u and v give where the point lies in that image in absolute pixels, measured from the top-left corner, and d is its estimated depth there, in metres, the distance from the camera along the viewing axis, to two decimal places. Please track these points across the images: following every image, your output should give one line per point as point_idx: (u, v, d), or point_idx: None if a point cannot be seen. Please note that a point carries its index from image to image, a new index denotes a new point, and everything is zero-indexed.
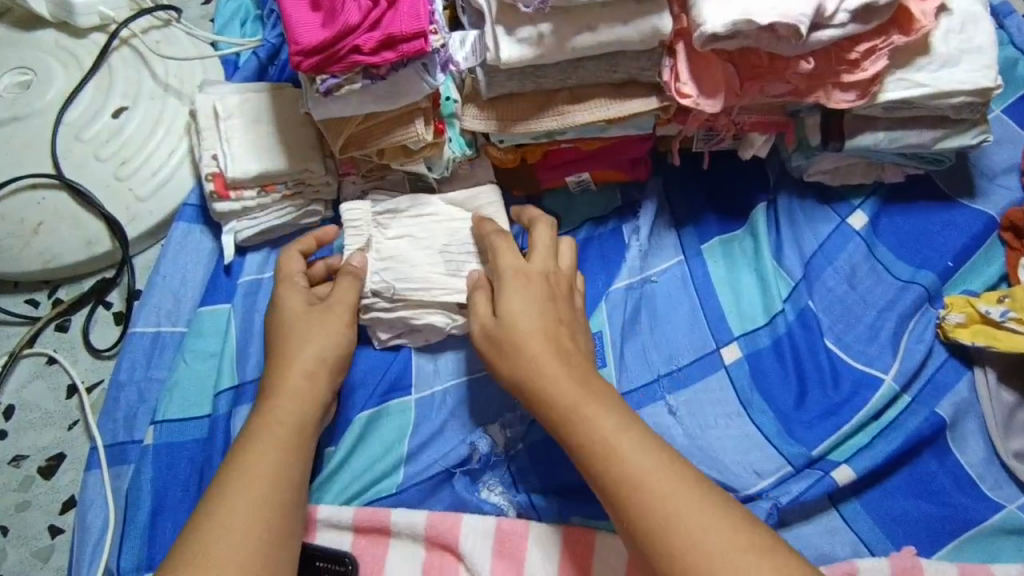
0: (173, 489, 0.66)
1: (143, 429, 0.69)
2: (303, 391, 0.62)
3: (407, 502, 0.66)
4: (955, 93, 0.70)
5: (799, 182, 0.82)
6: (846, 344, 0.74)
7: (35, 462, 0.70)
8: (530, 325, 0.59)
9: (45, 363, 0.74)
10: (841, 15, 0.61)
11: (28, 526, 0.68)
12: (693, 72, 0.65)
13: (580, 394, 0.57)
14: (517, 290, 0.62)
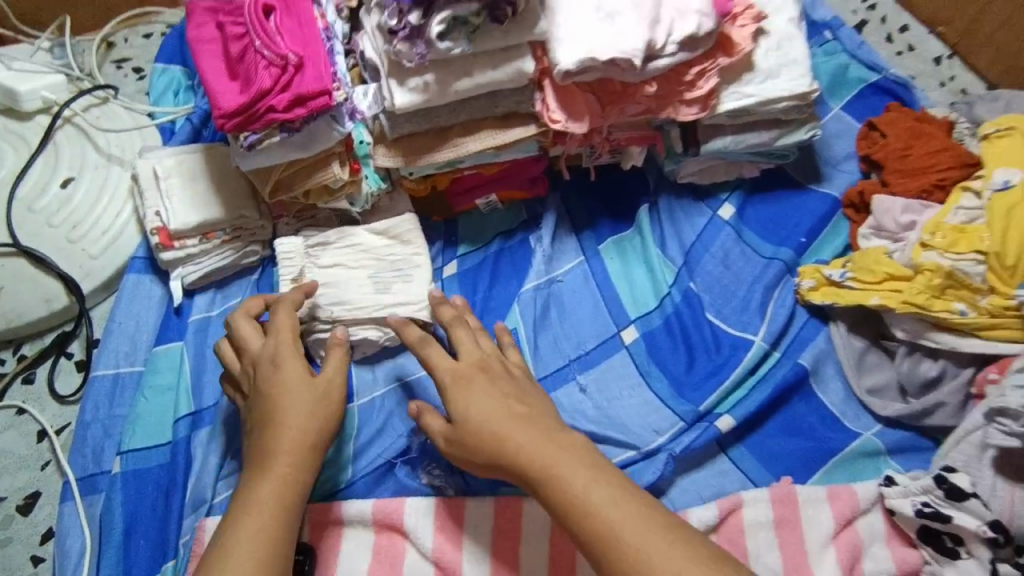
0: (143, 510, 0.74)
1: (110, 460, 0.77)
2: (302, 431, 0.67)
3: (357, 494, 0.75)
4: (778, 99, 0.84)
5: (675, 184, 0.96)
6: (725, 315, 0.88)
7: (13, 501, 0.77)
8: (483, 415, 0.66)
9: (16, 414, 0.80)
10: (670, 46, 0.75)
11: (11, 559, 0.74)
12: (560, 101, 0.77)
13: (552, 450, 0.63)
14: (461, 384, 0.69)
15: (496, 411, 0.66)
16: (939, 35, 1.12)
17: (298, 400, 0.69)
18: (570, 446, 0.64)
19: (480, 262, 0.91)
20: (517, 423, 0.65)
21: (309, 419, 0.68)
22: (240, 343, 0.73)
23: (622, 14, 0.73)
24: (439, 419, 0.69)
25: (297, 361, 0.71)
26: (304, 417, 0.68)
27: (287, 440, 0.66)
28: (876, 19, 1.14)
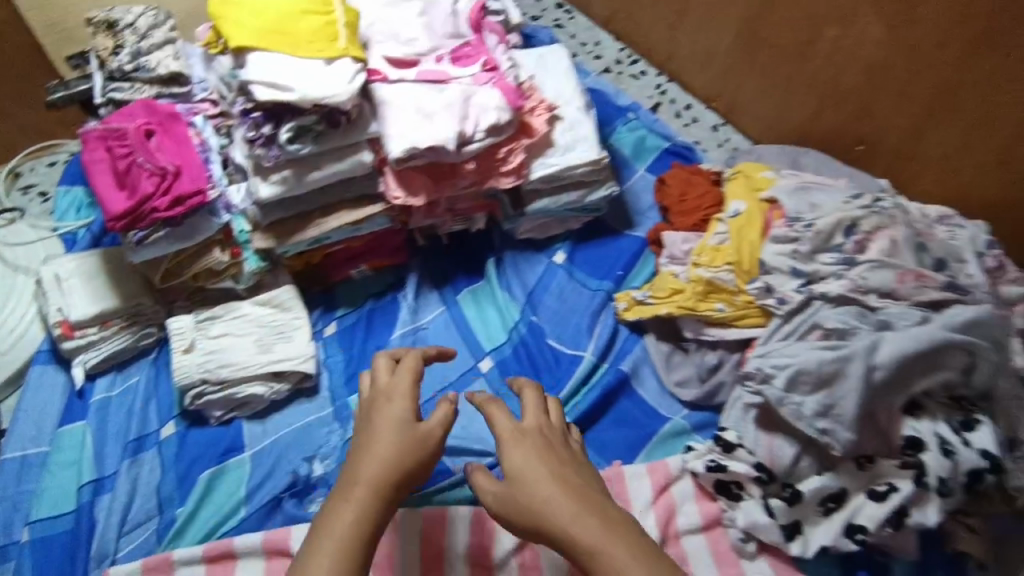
0: (50, 570, 0.83)
1: (18, 531, 0.86)
2: (382, 463, 0.66)
3: (250, 528, 0.86)
4: (576, 166, 1.08)
5: (517, 241, 1.17)
6: (563, 339, 1.07)
7: None
8: (524, 467, 0.65)
9: None
10: (479, 134, 0.97)
11: None
12: (399, 181, 0.97)
13: (574, 508, 0.62)
14: (520, 445, 0.67)
15: (547, 478, 0.64)
16: (714, 108, 1.42)
17: (391, 441, 0.67)
18: (609, 522, 0.61)
19: (356, 321, 1.07)
20: (565, 495, 0.63)
21: (400, 459, 0.66)
22: (371, 374, 0.76)
23: (436, 113, 0.95)
24: (493, 482, 0.67)
25: (410, 400, 0.71)
26: (397, 453, 0.67)
27: (367, 473, 0.65)
28: (668, 100, 1.45)
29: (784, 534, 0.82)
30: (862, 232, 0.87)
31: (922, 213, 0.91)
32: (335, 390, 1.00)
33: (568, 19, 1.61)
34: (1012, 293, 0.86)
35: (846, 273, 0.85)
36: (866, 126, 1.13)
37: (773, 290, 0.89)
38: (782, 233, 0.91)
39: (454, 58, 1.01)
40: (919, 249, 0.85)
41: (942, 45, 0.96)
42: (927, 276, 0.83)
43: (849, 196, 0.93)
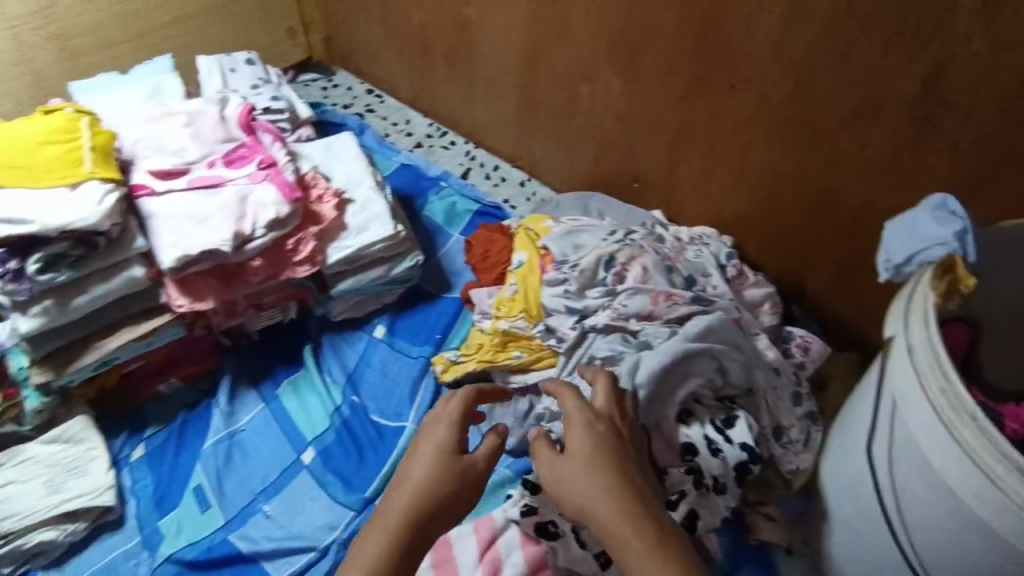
0: None
1: None
2: (441, 487, 0.68)
3: None
4: (372, 243, 1.11)
5: (335, 323, 1.18)
6: (386, 413, 1.07)
7: None
8: (606, 466, 0.66)
9: None
10: (259, 231, 0.98)
11: None
12: (180, 290, 0.97)
13: (609, 514, 0.63)
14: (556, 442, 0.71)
15: (579, 489, 0.65)
16: (519, 166, 1.52)
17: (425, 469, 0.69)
18: (643, 544, 0.60)
19: (166, 439, 1.03)
20: (615, 495, 0.63)
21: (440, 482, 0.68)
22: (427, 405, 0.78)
23: (210, 217, 0.96)
24: (553, 454, 0.69)
25: (452, 436, 0.72)
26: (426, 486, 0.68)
27: (417, 497, 0.67)
28: (477, 164, 1.54)
29: (598, 564, 0.87)
30: (619, 264, 0.97)
31: (673, 238, 1.03)
32: (144, 516, 0.96)
33: (380, 103, 1.69)
34: (753, 295, 0.99)
35: (610, 304, 0.94)
36: (635, 166, 1.25)
37: (553, 330, 0.95)
38: (554, 276, 0.98)
39: (228, 162, 1.03)
40: (668, 271, 0.96)
41: (665, 92, 1.09)
42: (675, 294, 0.93)
43: (608, 234, 1.04)
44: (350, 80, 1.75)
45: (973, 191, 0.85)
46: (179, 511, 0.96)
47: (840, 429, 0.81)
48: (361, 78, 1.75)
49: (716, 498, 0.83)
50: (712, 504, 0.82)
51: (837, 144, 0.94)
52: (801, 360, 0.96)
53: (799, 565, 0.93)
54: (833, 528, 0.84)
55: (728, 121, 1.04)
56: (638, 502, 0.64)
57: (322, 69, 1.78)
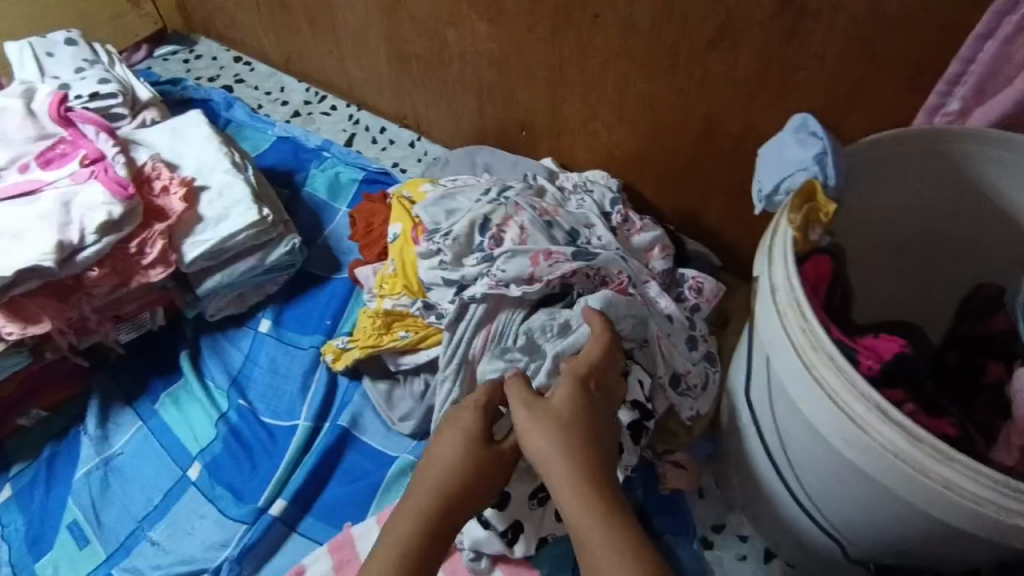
0: None
1: None
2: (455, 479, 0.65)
3: None
4: (234, 233, 1.00)
5: (213, 323, 1.09)
6: (278, 413, 1.00)
7: None
8: (579, 442, 0.64)
9: None
10: (89, 237, 0.89)
11: None
12: (8, 316, 0.87)
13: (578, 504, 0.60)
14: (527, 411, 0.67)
15: (554, 468, 0.62)
16: (407, 125, 1.41)
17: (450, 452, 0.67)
18: (608, 528, 0.58)
19: (33, 475, 0.94)
20: (574, 484, 0.61)
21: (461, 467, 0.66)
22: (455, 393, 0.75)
23: (26, 229, 0.88)
24: (527, 413, 0.67)
25: (478, 419, 0.69)
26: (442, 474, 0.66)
27: (432, 485, 0.65)
28: (361, 128, 1.42)
29: (505, 542, 0.83)
30: (494, 226, 0.91)
31: (555, 193, 1.01)
32: (16, 562, 0.88)
33: (249, 72, 1.54)
34: (642, 240, 0.96)
35: (489, 270, 0.86)
36: (517, 114, 1.16)
37: (432, 306, 0.90)
38: (427, 249, 0.91)
39: (44, 162, 0.93)
40: (548, 227, 0.91)
41: (532, 27, 1.00)
42: (556, 251, 0.86)
43: (483, 193, 0.98)
44: (214, 49, 1.58)
45: (846, 103, 0.80)
46: (55, 550, 0.89)
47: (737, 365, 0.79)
48: (226, 45, 1.58)
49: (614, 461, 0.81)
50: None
51: (709, 68, 0.87)
52: (695, 303, 0.93)
53: (711, 506, 0.91)
54: (743, 462, 0.84)
55: (599, 54, 0.96)
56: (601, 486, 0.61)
57: (181, 40, 1.61)
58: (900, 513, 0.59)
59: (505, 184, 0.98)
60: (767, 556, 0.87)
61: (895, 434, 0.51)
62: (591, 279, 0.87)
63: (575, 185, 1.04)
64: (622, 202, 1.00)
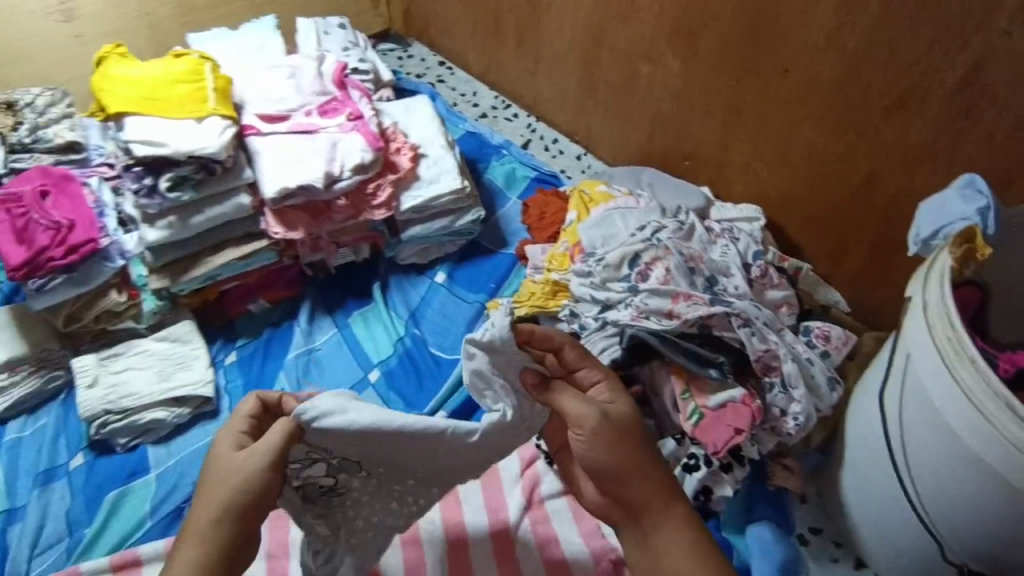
0: None
1: None
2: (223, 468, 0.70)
3: (153, 538, 0.96)
4: (442, 196, 1.23)
5: (402, 267, 1.32)
6: (442, 346, 1.21)
7: None
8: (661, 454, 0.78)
9: None
10: (346, 173, 1.13)
11: None
12: (278, 221, 1.12)
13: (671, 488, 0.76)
14: (594, 444, 0.74)
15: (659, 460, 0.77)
16: (576, 141, 1.61)
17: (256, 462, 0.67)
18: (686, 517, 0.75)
19: (253, 350, 1.19)
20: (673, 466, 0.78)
21: (258, 483, 0.67)
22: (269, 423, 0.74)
23: (305, 158, 1.11)
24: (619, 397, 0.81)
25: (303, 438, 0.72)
26: (241, 484, 0.66)
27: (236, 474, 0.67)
28: (536, 137, 1.63)
29: None
30: (643, 263, 1.03)
31: (703, 234, 1.07)
32: (235, 410, 1.10)
33: (450, 75, 1.79)
34: (774, 297, 1.02)
35: (632, 300, 1.01)
36: (686, 145, 1.33)
37: (578, 315, 1.06)
38: (581, 268, 1.07)
39: (322, 112, 1.18)
40: (690, 273, 1.01)
41: (722, 71, 1.17)
42: (694, 295, 0.98)
43: (637, 227, 1.08)
44: (423, 53, 1.85)
45: (1008, 175, 0.92)
46: None
47: (869, 377, 0.90)
48: (433, 50, 1.85)
49: (723, 476, 0.95)
50: (721, 481, 0.95)
51: (881, 130, 1.02)
52: (824, 349, 1.00)
53: (810, 511, 1.01)
54: (848, 472, 0.94)
55: (781, 104, 1.12)
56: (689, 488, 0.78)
57: (399, 41, 1.89)
58: (1008, 511, 0.70)
59: (659, 224, 1.06)
60: (857, 564, 0.96)
61: (1020, 429, 0.63)
62: (730, 322, 0.96)
63: (722, 228, 1.09)
64: (764, 256, 1.05)
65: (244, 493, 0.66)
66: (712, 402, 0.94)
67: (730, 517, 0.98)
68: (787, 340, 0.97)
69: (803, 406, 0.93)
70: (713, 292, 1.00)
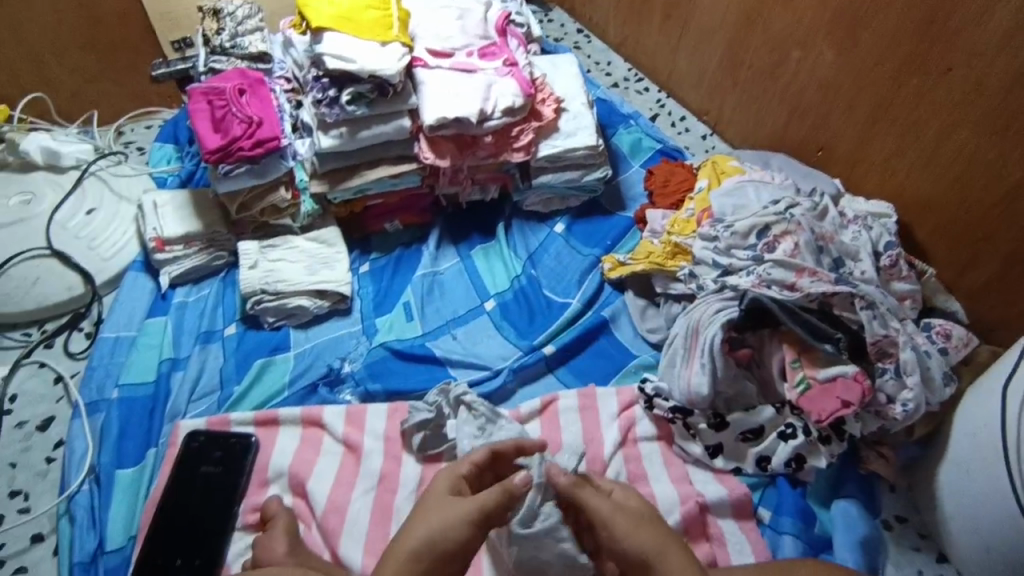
0: (133, 421, 1.06)
1: (110, 390, 1.09)
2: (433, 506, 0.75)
3: (291, 403, 1.10)
4: (576, 149, 1.28)
5: (525, 212, 1.38)
6: (556, 290, 1.26)
7: (33, 423, 1.08)
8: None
9: (38, 367, 1.14)
10: (497, 113, 1.21)
11: (32, 458, 1.05)
12: (430, 148, 1.22)
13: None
14: (615, 533, 0.74)
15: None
16: (705, 120, 1.61)
17: (468, 524, 0.72)
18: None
19: (384, 264, 1.29)
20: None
21: (463, 530, 0.71)
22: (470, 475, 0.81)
23: (464, 93, 1.19)
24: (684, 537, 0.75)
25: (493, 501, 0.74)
26: (450, 525, 0.71)
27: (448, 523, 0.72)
28: (664, 112, 1.65)
29: (706, 451, 1.02)
30: (772, 235, 1.09)
31: (836, 217, 1.11)
32: (365, 313, 1.22)
33: (586, 44, 1.83)
34: (900, 288, 1.06)
35: (755, 269, 1.07)
36: (823, 136, 1.34)
37: (696, 276, 1.13)
38: (708, 232, 1.14)
39: (482, 54, 1.26)
40: (818, 252, 1.06)
41: (879, 64, 1.18)
42: (819, 273, 1.02)
43: (768, 203, 1.15)
44: (564, 19, 1.91)
45: None
46: (392, 316, 1.21)
47: (997, 370, 0.92)
48: (574, 18, 1.90)
49: (820, 447, 0.98)
50: (816, 451, 0.99)
51: None
52: (942, 346, 1.02)
53: (898, 500, 1.03)
54: (949, 468, 0.95)
55: (936, 103, 1.12)
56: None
57: (541, 5, 1.95)
58: None
59: (793, 201, 1.11)
60: (939, 557, 0.97)
61: None
62: (853, 304, 1.00)
63: (856, 216, 1.13)
64: (897, 247, 1.09)
65: (450, 534, 0.71)
66: (821, 375, 0.98)
67: (817, 488, 1.01)
68: (908, 330, 0.99)
69: (915, 394, 0.95)
70: (838, 273, 1.05)
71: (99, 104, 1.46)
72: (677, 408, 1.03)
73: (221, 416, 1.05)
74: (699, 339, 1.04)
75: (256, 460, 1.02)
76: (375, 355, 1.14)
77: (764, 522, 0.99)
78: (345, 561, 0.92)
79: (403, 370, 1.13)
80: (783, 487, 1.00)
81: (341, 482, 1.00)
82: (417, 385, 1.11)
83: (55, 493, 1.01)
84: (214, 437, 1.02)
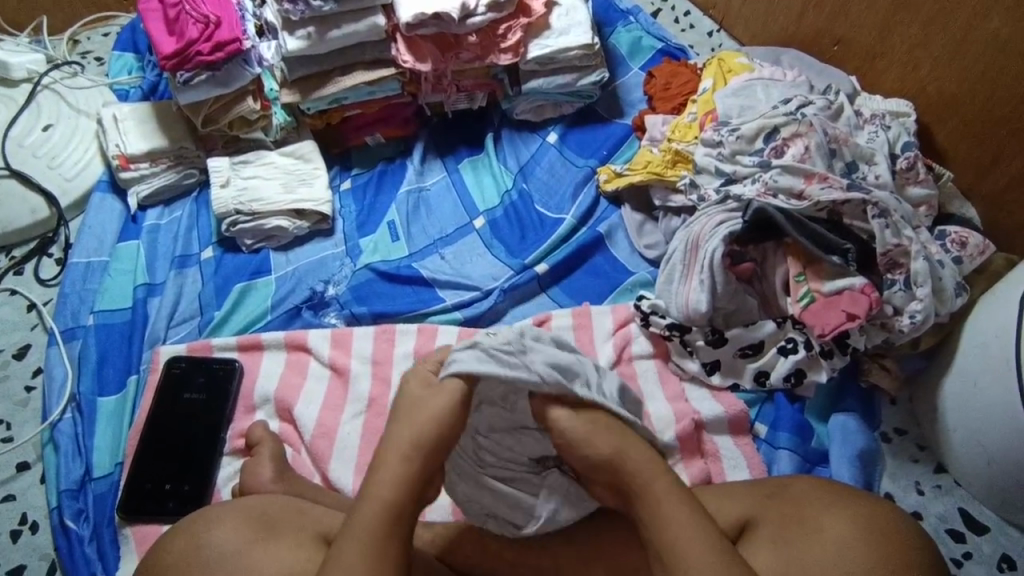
0: (110, 348, 1.03)
1: (85, 317, 1.05)
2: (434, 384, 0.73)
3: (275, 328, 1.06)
4: (570, 49, 1.16)
5: (515, 121, 1.27)
6: (549, 206, 1.18)
7: (10, 352, 1.05)
8: (828, 495, 0.73)
9: (9, 295, 1.10)
10: (481, 8, 1.09)
11: (11, 386, 1.02)
12: (408, 49, 1.11)
13: (830, 495, 0.73)
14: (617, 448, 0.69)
15: (792, 500, 0.74)
16: (711, 16, 1.47)
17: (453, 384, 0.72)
18: (831, 499, 0.72)
19: (367, 180, 1.22)
20: (844, 506, 0.71)
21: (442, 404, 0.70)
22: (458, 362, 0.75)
23: None
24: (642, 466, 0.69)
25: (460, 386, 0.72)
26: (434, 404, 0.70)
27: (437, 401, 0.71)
28: (667, 7, 1.50)
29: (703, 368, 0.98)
30: (780, 138, 1.01)
31: (852, 116, 1.03)
32: (348, 233, 1.16)
33: None
34: (916, 195, 0.99)
35: (761, 177, 1.00)
36: (840, 27, 1.21)
37: (698, 186, 1.06)
38: (711, 137, 1.06)
39: None
40: (830, 155, 0.99)
41: None
42: (831, 179, 0.96)
43: (778, 104, 1.06)
44: None
45: None
46: (376, 236, 1.15)
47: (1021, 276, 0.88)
48: None
49: (822, 361, 0.95)
50: (818, 366, 0.95)
51: None
52: (958, 255, 0.96)
53: (899, 413, 1.01)
54: (956, 381, 0.92)
55: None
56: (842, 489, 0.74)
57: None
58: None
59: (806, 99, 1.03)
60: (938, 468, 0.96)
61: None
62: (865, 211, 0.94)
63: (873, 115, 1.04)
64: (915, 149, 1.01)
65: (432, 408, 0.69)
66: (827, 288, 0.94)
67: (815, 406, 0.98)
68: (922, 239, 0.93)
69: (924, 305, 0.90)
70: (850, 178, 0.98)
71: (49, 10, 1.33)
72: (674, 325, 0.99)
73: (202, 342, 1.01)
74: (682, 258, 1.00)
75: (242, 384, 0.99)
76: (360, 277, 1.09)
77: (760, 437, 0.97)
78: (336, 484, 0.92)
79: (390, 292, 1.09)
80: (781, 403, 0.97)
81: (330, 406, 0.98)
82: (405, 308, 1.06)
83: (38, 420, 1.00)
84: (197, 363, 0.99)
